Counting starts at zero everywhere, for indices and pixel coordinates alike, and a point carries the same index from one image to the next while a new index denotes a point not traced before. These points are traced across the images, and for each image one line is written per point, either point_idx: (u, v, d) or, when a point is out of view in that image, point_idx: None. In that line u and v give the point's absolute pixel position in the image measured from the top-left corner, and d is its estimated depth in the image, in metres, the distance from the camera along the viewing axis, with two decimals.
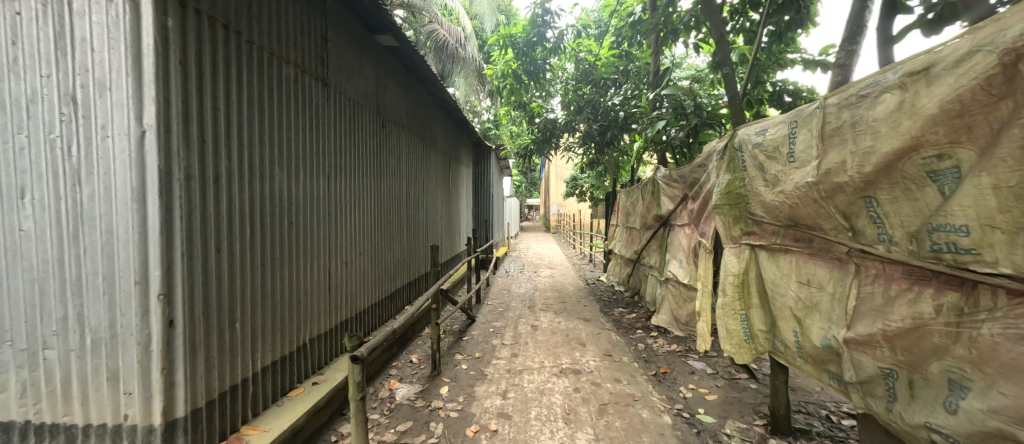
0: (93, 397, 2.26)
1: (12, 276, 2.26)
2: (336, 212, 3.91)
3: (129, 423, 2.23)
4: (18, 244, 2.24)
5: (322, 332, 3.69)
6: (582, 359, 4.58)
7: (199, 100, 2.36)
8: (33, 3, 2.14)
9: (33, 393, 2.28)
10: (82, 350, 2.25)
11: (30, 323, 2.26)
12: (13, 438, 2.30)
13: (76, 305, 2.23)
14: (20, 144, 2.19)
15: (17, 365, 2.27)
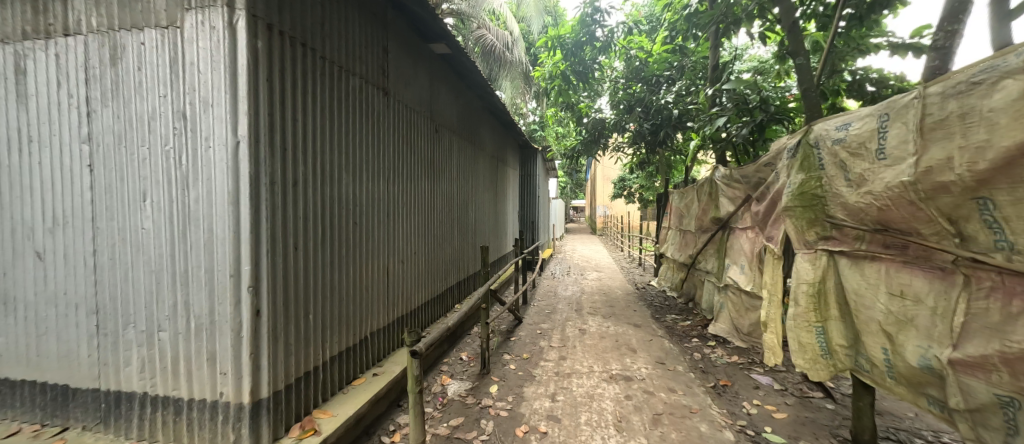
0: (194, 376, 2.56)
1: (134, 268, 2.62)
2: (393, 214, 4.11)
3: (223, 400, 2.51)
4: (138, 240, 2.60)
5: (381, 327, 3.90)
6: (633, 366, 4.42)
7: (281, 112, 2.59)
8: (154, 33, 2.48)
9: (149, 368, 2.63)
10: (187, 334, 2.56)
11: (147, 309, 2.61)
12: (133, 406, 2.66)
13: (184, 294, 2.55)
14: (143, 155, 2.54)
15: (138, 344, 2.64)
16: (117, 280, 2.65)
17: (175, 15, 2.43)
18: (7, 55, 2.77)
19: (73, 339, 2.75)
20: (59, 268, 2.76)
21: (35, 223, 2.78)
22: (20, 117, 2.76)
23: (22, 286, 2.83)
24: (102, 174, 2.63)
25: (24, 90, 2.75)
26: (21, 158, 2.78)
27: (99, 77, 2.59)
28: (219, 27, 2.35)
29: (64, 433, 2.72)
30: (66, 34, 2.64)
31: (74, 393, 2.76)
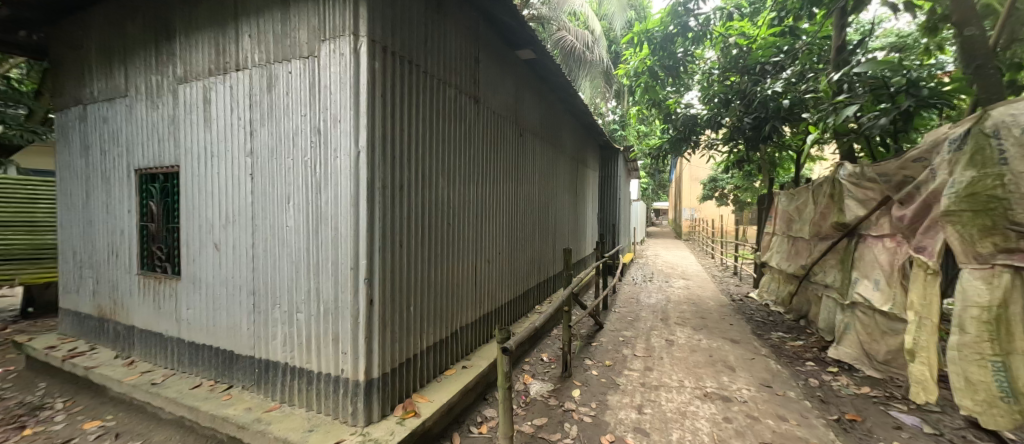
0: (321, 353, 3.00)
1: (279, 259, 3.16)
2: (481, 216, 4.36)
3: (344, 376, 2.90)
4: (282, 235, 3.13)
5: (469, 322, 4.16)
6: (732, 386, 4.10)
7: (392, 125, 2.93)
8: (298, 63, 2.96)
9: (289, 343, 3.15)
10: (318, 316, 3.00)
11: (288, 294, 3.13)
12: (277, 373, 3.19)
13: (315, 282, 3.00)
14: (288, 164, 3.06)
15: (282, 322, 3.17)
16: (266, 268, 3.22)
17: (314, 47, 2.88)
18: (197, 88, 3.52)
19: (236, 315, 3.39)
20: (228, 257, 3.43)
21: (212, 221, 3.49)
22: (205, 136, 3.49)
23: (203, 270, 3.57)
24: (258, 181, 3.21)
25: (208, 115, 3.47)
26: (204, 169, 3.51)
27: (258, 101, 3.17)
28: (346, 53, 2.73)
29: (229, 389, 3.38)
30: (236, 69, 3.27)
31: (235, 359, 3.41)
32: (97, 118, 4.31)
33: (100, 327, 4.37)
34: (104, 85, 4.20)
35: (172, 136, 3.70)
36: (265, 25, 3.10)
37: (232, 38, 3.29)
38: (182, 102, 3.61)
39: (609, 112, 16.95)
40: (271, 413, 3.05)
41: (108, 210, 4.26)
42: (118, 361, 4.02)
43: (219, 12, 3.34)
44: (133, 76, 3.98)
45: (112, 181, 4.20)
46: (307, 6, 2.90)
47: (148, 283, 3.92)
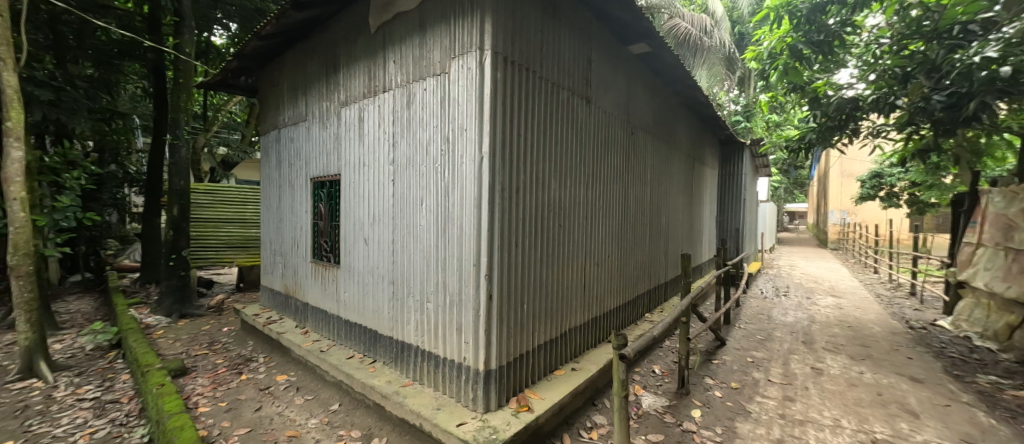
0: (446, 340, 3.33)
1: (413, 253, 3.61)
2: (590, 217, 4.37)
3: (465, 363, 3.18)
4: (416, 232, 3.58)
5: (577, 324, 4.20)
6: (913, 436, 3.38)
7: (510, 130, 3.15)
8: (432, 82, 3.37)
9: (420, 329, 3.57)
10: (445, 305, 3.35)
11: (420, 284, 3.56)
12: (410, 354, 3.64)
13: (442, 276, 3.36)
14: (422, 170, 3.49)
15: (415, 309, 3.61)
16: (403, 261, 3.71)
17: (446, 65, 3.25)
18: (354, 110, 4.22)
19: (380, 302, 3.97)
20: (374, 251, 4.03)
21: (363, 220, 4.15)
22: (359, 149, 4.16)
23: (356, 261, 4.25)
24: (398, 185, 3.72)
25: (362, 131, 4.13)
26: (358, 176, 4.19)
27: (400, 117, 3.68)
28: (473, 68, 3.02)
29: (374, 363, 3.97)
30: (384, 90, 3.84)
31: (379, 337, 3.98)
32: (287, 139, 5.42)
33: (285, 303, 5.49)
34: (293, 113, 5.28)
35: (336, 151, 4.49)
36: (407, 51, 3.59)
37: (381, 65, 3.87)
38: (343, 122, 4.36)
39: (730, 101, 15.38)
40: (406, 387, 3.49)
41: (293, 212, 5.33)
42: (297, 330, 5.00)
43: (372, 45, 3.96)
44: (311, 104, 4.93)
45: (296, 188, 5.25)
46: (441, 29, 3.29)
47: (318, 269, 4.81)
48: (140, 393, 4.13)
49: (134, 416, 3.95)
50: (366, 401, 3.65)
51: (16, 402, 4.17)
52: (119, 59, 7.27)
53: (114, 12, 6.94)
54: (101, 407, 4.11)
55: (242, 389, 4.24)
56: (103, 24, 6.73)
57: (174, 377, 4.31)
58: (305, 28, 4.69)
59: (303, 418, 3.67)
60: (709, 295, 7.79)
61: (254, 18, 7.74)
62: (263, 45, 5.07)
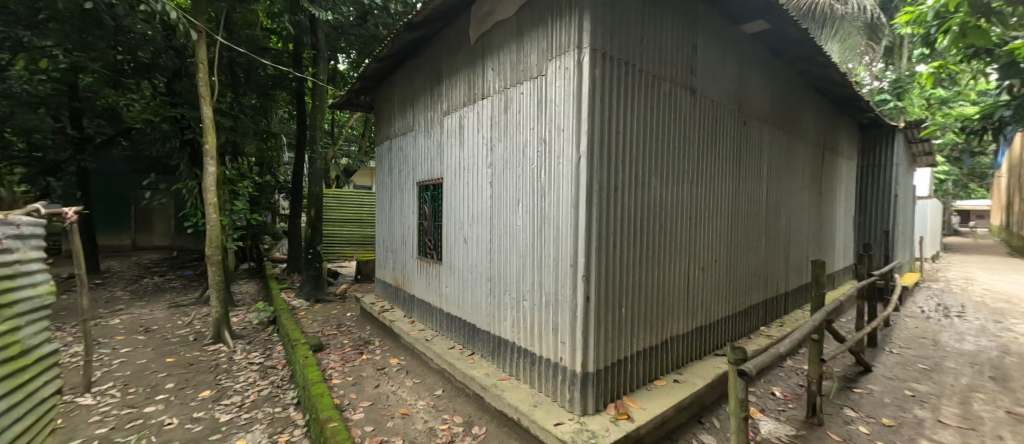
0: (543, 339, 3.29)
1: (510, 253, 3.65)
2: (696, 217, 3.99)
3: (562, 364, 3.10)
4: (513, 233, 3.60)
5: (680, 333, 3.87)
6: None
7: (608, 127, 3.00)
8: (529, 84, 3.36)
9: (517, 327, 3.58)
10: (541, 305, 3.32)
11: (517, 283, 3.58)
12: (508, 349, 3.67)
13: (539, 275, 3.33)
14: (518, 172, 3.50)
15: (511, 307, 3.64)
16: (500, 260, 3.77)
17: (543, 66, 3.22)
18: (455, 118, 4.41)
19: (478, 299, 4.09)
20: (473, 250, 4.18)
21: (463, 220, 4.33)
22: (459, 154, 4.34)
23: (456, 259, 4.44)
24: (495, 188, 3.80)
25: (462, 137, 4.30)
26: (458, 179, 4.37)
27: (497, 120, 3.75)
28: (570, 66, 2.93)
29: (473, 355, 4.11)
30: (483, 97, 3.95)
31: (477, 331, 4.11)
32: (397, 147, 5.90)
33: (396, 294, 5.98)
34: (402, 124, 5.72)
35: (439, 156, 4.76)
36: (505, 57, 3.64)
37: (480, 73, 3.98)
38: (446, 129, 4.58)
39: (874, 78, 12.90)
40: (504, 382, 3.54)
41: (402, 213, 5.79)
42: (405, 319, 5.41)
43: (471, 54, 4.10)
44: (417, 115, 5.29)
45: (405, 191, 5.67)
46: (538, 31, 3.27)
47: (423, 265, 5.15)
48: (290, 361, 4.85)
49: (286, 380, 4.65)
50: (466, 391, 3.79)
51: (210, 361, 5.24)
52: (272, 88, 8.76)
53: (269, 52, 8.28)
54: (264, 371, 4.94)
55: (363, 367, 4.72)
56: (263, 65, 8.17)
57: (313, 352, 4.98)
58: (414, 47, 5.04)
59: (413, 398, 3.95)
60: (847, 311, 6.63)
61: (373, 44, 8.50)
62: (378, 66, 5.59)
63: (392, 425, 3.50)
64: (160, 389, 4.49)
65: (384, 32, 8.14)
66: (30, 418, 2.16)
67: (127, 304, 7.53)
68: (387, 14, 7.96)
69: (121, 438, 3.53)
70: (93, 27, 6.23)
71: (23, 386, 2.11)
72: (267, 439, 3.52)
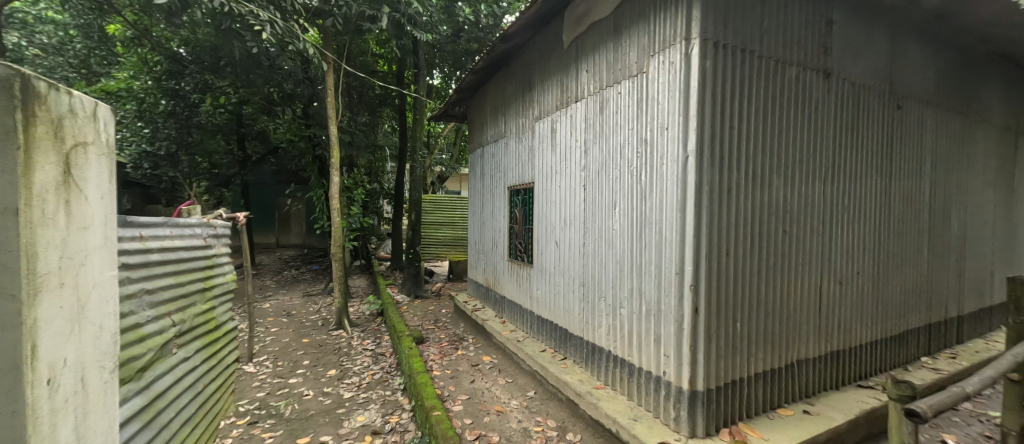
0: (642, 348, 2.94)
1: (606, 258, 3.41)
2: (832, 222, 3.32)
3: (666, 377, 2.72)
4: (610, 239, 3.36)
5: (812, 358, 3.20)
6: None
7: (722, 123, 2.61)
8: (627, 84, 3.14)
9: (613, 335, 3.28)
10: (641, 313, 2.98)
11: (614, 288, 3.30)
12: (603, 357, 3.38)
13: (639, 283, 3.01)
14: (616, 175, 3.28)
15: (608, 315, 3.35)
16: (595, 265, 3.56)
17: (643, 64, 2.97)
18: (547, 123, 4.34)
19: (570, 304, 3.90)
20: (565, 254, 4.02)
21: (554, 223, 4.20)
22: (551, 158, 4.23)
23: (548, 262, 4.32)
24: (590, 191, 3.61)
25: (554, 141, 4.20)
26: (550, 184, 4.26)
27: (592, 123, 3.57)
28: (676, 61, 2.64)
29: (565, 360, 3.91)
30: (576, 101, 3.80)
31: (569, 336, 3.91)
32: (489, 154, 6.01)
33: (487, 294, 6.06)
34: (493, 131, 5.80)
35: (530, 161, 4.72)
36: (600, 58, 3.45)
37: (574, 76, 3.84)
38: (537, 134, 4.52)
39: None
40: (598, 390, 3.25)
41: (493, 216, 5.88)
42: (497, 319, 5.46)
43: (564, 59, 4.00)
44: (509, 122, 5.32)
45: (497, 196, 5.73)
46: (638, 27, 3.03)
47: (513, 267, 5.14)
48: (395, 351, 5.15)
49: (393, 367, 4.96)
50: (559, 395, 3.61)
51: (335, 344, 5.87)
52: (380, 105, 9.58)
53: (376, 74, 9.08)
54: (376, 357, 5.34)
55: (458, 362, 4.85)
56: (373, 86, 8.99)
57: (416, 343, 5.25)
58: (507, 56, 5.08)
59: (506, 397, 3.89)
60: None
61: (465, 58, 8.77)
62: (473, 78, 5.76)
63: (489, 421, 3.47)
64: (299, 364, 5.16)
65: (475, 46, 8.37)
66: (219, 391, 2.11)
67: (274, 292, 8.83)
68: (478, 28, 8.14)
69: (275, 403, 4.13)
70: (256, 68, 7.54)
71: (216, 360, 2.06)
72: (380, 419, 3.78)
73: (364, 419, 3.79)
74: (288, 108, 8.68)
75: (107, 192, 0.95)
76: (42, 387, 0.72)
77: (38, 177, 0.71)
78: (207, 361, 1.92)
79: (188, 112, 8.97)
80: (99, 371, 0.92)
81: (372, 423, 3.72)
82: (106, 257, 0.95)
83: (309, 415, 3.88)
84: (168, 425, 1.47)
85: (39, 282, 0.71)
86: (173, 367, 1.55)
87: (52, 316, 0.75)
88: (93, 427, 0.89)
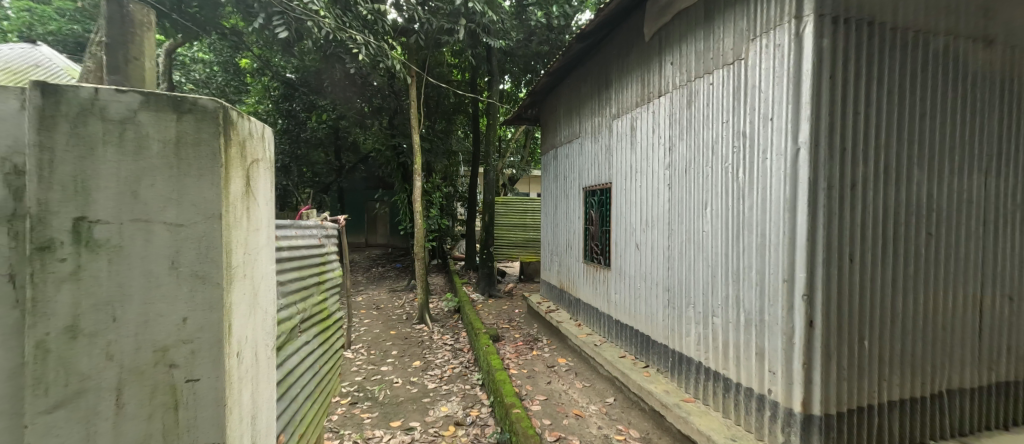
0: (739, 360, 2.60)
1: (694, 263, 3.10)
2: (997, 224, 2.67)
3: (771, 397, 2.35)
4: (698, 241, 3.04)
5: (967, 386, 2.63)
6: None
7: (847, 108, 2.20)
8: (721, 72, 2.81)
9: (703, 346, 2.94)
10: (738, 324, 2.63)
11: (704, 295, 2.97)
12: (692, 369, 3.06)
13: (736, 290, 2.66)
14: (705, 172, 2.96)
15: (695, 322, 3.04)
16: (681, 269, 3.25)
17: (741, 49, 2.63)
18: (626, 120, 4.16)
19: (653, 310, 3.63)
20: (646, 256, 3.79)
21: (635, 225, 4.00)
22: (631, 157, 4.05)
23: (628, 265, 4.11)
24: (674, 190, 3.35)
25: (634, 139, 4.01)
26: (630, 184, 4.07)
27: (677, 119, 3.31)
28: (786, 43, 2.29)
29: (648, 368, 3.65)
30: (660, 95, 3.57)
31: (652, 344, 3.64)
32: (563, 155, 5.93)
33: (561, 296, 6.01)
34: (568, 131, 5.75)
35: (607, 160, 4.56)
36: (688, 48, 3.18)
37: (656, 70, 3.63)
38: (615, 133, 4.36)
39: None
40: (688, 403, 2.94)
41: (568, 218, 5.80)
42: (571, 321, 5.38)
43: (646, 52, 3.77)
44: (584, 122, 5.20)
45: (571, 197, 5.66)
46: (735, 10, 2.71)
47: (589, 270, 5.01)
48: (473, 347, 5.32)
49: (472, 362, 5.13)
50: (642, 405, 3.38)
51: (419, 337, 6.26)
52: (454, 112, 9.99)
53: (451, 84, 9.43)
54: (455, 352, 5.57)
55: (534, 362, 4.86)
56: (447, 95, 9.37)
57: (492, 341, 5.40)
58: (582, 55, 4.98)
59: (585, 401, 3.78)
60: None
61: (535, 62, 8.72)
62: (547, 80, 5.73)
63: (568, 424, 3.40)
64: (388, 354, 5.60)
65: (546, 48, 8.26)
66: (330, 372, 2.37)
67: (365, 287, 9.65)
68: (549, 29, 8.10)
69: (370, 387, 4.54)
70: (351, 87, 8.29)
71: (328, 343, 2.34)
72: (461, 411, 3.94)
73: (447, 410, 3.98)
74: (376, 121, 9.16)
75: (269, 200, 1.13)
76: (234, 358, 0.89)
77: (232, 188, 0.87)
78: (322, 345, 2.19)
79: (297, 129, 10.43)
80: (264, 348, 1.11)
81: (455, 414, 3.90)
82: (267, 253, 1.13)
83: (399, 401, 4.20)
84: (296, 398, 1.69)
85: (233, 273, 0.88)
86: (298, 348, 1.78)
87: (240, 301, 0.92)
88: (261, 393, 1.07)
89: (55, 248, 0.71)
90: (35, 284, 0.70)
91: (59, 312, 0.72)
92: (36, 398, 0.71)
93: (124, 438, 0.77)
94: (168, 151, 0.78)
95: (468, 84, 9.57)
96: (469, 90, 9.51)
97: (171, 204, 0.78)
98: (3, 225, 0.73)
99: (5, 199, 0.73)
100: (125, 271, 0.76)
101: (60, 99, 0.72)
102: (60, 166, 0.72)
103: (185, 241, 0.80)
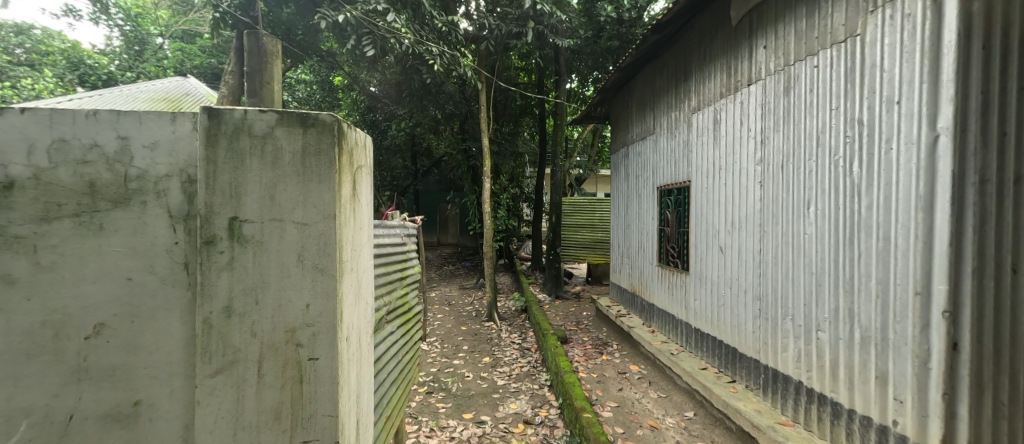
0: (851, 382, 2.31)
1: (796, 269, 2.80)
2: None
3: (897, 429, 2.02)
4: (801, 245, 2.74)
5: None
6: None
7: (1008, 81, 1.64)
8: (830, 52, 2.52)
9: (805, 362, 2.67)
10: (851, 341, 2.33)
11: (808, 306, 2.67)
12: (790, 388, 2.80)
13: (849, 301, 2.36)
14: (810, 167, 2.67)
15: (795, 335, 2.77)
16: (777, 273, 2.97)
17: (857, 24, 2.33)
18: (708, 113, 3.90)
19: (742, 318, 3.35)
20: (733, 259, 3.52)
21: (719, 227, 3.74)
22: (714, 152, 3.79)
23: (710, 270, 3.85)
24: (768, 187, 3.07)
25: (717, 133, 3.74)
26: (713, 182, 3.81)
27: (774, 108, 3.02)
28: (918, 11, 1.95)
29: (735, 383, 3.39)
30: (750, 84, 3.30)
31: (739, 356, 3.39)
32: (636, 153, 5.72)
33: (633, 300, 5.79)
34: (641, 128, 5.53)
35: (685, 157, 4.32)
36: (787, 28, 2.90)
37: (746, 54, 3.36)
38: (695, 127, 4.12)
39: None
40: (784, 427, 2.68)
41: (640, 219, 5.59)
42: (644, 327, 5.17)
43: (734, 37, 3.52)
44: (659, 118, 4.98)
45: (644, 197, 5.46)
46: None
47: (664, 274, 4.79)
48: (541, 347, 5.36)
49: (540, 362, 5.16)
50: (727, 423, 3.14)
51: (488, 334, 6.43)
52: (521, 115, 10.06)
53: (518, 86, 9.51)
54: (523, 351, 5.64)
55: (604, 367, 4.75)
56: (515, 97, 9.44)
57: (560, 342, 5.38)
58: (657, 47, 4.79)
59: (661, 413, 3.62)
60: None
61: (604, 59, 8.40)
62: (620, 76, 5.58)
63: (643, 434, 3.29)
64: (460, 348, 5.84)
65: (616, 43, 7.93)
66: (409, 362, 2.52)
67: (438, 284, 10.11)
68: (619, 23, 7.79)
69: (443, 378, 4.78)
70: (425, 95, 8.81)
71: (408, 335, 2.49)
72: (530, 410, 3.98)
73: (516, 407, 4.05)
74: (449, 127, 9.54)
75: (373, 201, 1.26)
76: (345, 343, 1.00)
77: (343, 191, 0.99)
78: (402, 336, 2.34)
79: (379, 137, 11.36)
80: (366, 338, 1.23)
81: (523, 412, 3.96)
82: (368, 251, 1.26)
83: (471, 395, 4.37)
84: (383, 386, 1.83)
85: (344, 266, 1.00)
86: (384, 338, 1.92)
87: (349, 291, 1.04)
88: (364, 378, 1.20)
89: (216, 243, 0.89)
90: (205, 271, 0.88)
91: (219, 294, 0.90)
92: (204, 363, 0.89)
93: (265, 402, 0.92)
94: (297, 161, 0.91)
95: (535, 85, 9.56)
96: (536, 92, 9.56)
97: (299, 206, 0.91)
98: (180, 223, 0.90)
99: (183, 202, 0.90)
100: (265, 262, 0.91)
101: (221, 119, 0.88)
102: (220, 175, 0.89)
103: (309, 237, 0.92)
